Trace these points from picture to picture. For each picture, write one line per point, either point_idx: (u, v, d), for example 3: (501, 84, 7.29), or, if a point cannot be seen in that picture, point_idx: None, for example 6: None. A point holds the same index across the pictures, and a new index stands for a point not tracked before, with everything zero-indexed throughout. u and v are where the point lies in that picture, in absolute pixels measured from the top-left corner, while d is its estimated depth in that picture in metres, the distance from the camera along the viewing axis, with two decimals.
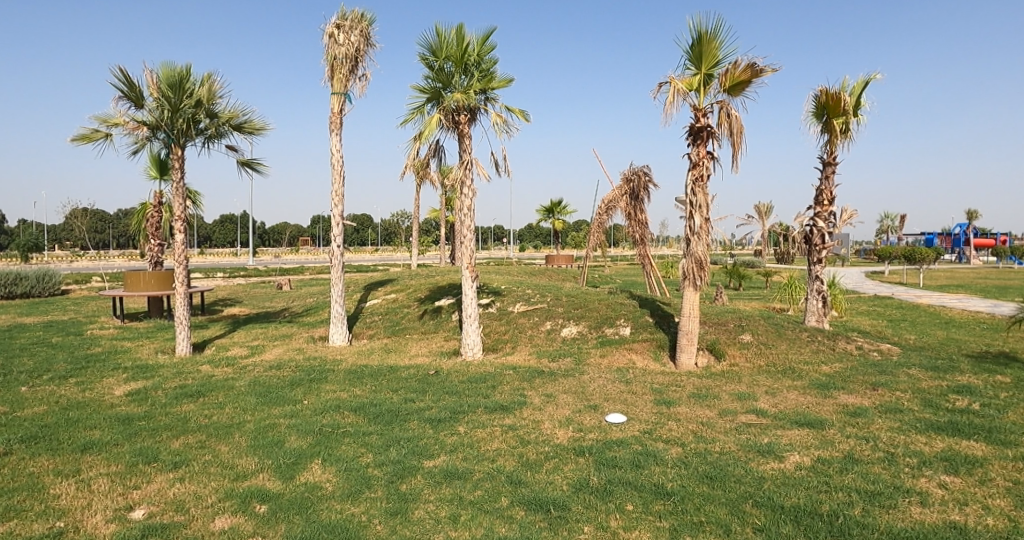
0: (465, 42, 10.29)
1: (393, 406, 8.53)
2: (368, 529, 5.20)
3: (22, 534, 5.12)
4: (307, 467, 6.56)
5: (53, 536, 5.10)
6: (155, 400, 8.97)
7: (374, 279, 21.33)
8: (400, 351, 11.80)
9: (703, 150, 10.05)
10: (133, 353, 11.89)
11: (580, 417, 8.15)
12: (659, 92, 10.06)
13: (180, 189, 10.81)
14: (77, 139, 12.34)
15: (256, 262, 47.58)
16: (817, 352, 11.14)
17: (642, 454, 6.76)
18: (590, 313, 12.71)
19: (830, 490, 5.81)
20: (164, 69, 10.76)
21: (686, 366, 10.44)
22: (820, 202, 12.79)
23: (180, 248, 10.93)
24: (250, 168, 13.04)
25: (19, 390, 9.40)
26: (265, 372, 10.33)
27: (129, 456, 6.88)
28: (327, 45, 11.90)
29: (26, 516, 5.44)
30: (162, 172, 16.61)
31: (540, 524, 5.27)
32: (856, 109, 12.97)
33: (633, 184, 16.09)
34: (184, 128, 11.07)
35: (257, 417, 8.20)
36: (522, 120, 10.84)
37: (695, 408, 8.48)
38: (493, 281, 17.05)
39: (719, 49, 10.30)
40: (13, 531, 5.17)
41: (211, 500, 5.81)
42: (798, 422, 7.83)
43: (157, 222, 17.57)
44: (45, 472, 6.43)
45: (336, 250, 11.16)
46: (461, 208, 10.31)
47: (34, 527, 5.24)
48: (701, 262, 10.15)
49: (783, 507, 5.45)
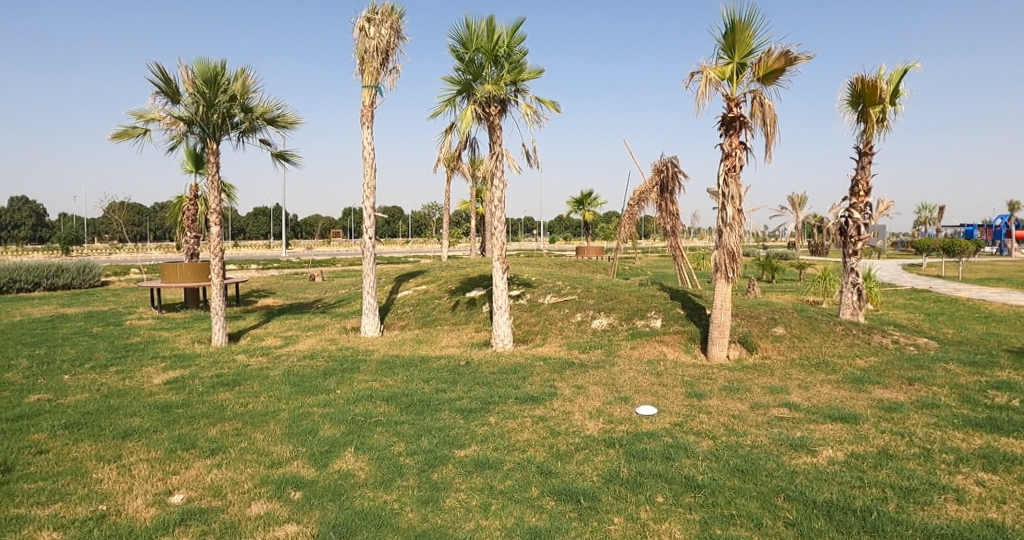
0: (495, 33, 10.24)
1: (425, 396, 8.61)
2: (401, 516, 5.28)
3: (66, 516, 5.32)
4: (340, 455, 6.67)
5: (96, 519, 5.27)
6: (192, 389, 9.20)
7: (405, 271, 21.49)
8: (432, 342, 11.87)
9: (736, 140, 9.88)
10: (171, 343, 12.17)
11: (610, 408, 8.14)
12: (690, 82, 9.91)
13: (215, 182, 10.86)
14: (115, 135, 12.59)
15: (298, 254, 51.34)
16: (852, 346, 10.93)
17: (672, 447, 6.74)
18: (620, 305, 12.62)
19: (864, 486, 5.72)
20: (199, 65, 10.91)
21: (718, 359, 10.28)
22: (856, 192, 12.40)
23: (215, 240, 11.01)
24: (284, 162, 13.17)
25: (62, 379, 9.71)
26: (299, 362, 10.49)
27: (168, 443, 7.07)
28: (357, 39, 11.97)
29: (70, 500, 5.63)
30: (197, 165, 16.93)
31: (570, 514, 5.29)
32: (893, 97, 12.66)
33: (663, 175, 15.80)
34: (219, 122, 11.26)
35: (292, 405, 8.36)
36: (553, 111, 10.68)
37: (726, 401, 8.41)
38: (523, 273, 17.03)
39: (753, 37, 10.14)
40: (58, 513, 5.37)
41: (248, 485, 5.96)
42: (832, 417, 7.71)
43: (193, 214, 17.74)
44: (88, 457, 6.65)
45: (368, 240, 11.06)
46: (493, 199, 10.26)
47: (78, 510, 5.44)
48: (734, 253, 9.97)
49: (815, 501, 5.39)
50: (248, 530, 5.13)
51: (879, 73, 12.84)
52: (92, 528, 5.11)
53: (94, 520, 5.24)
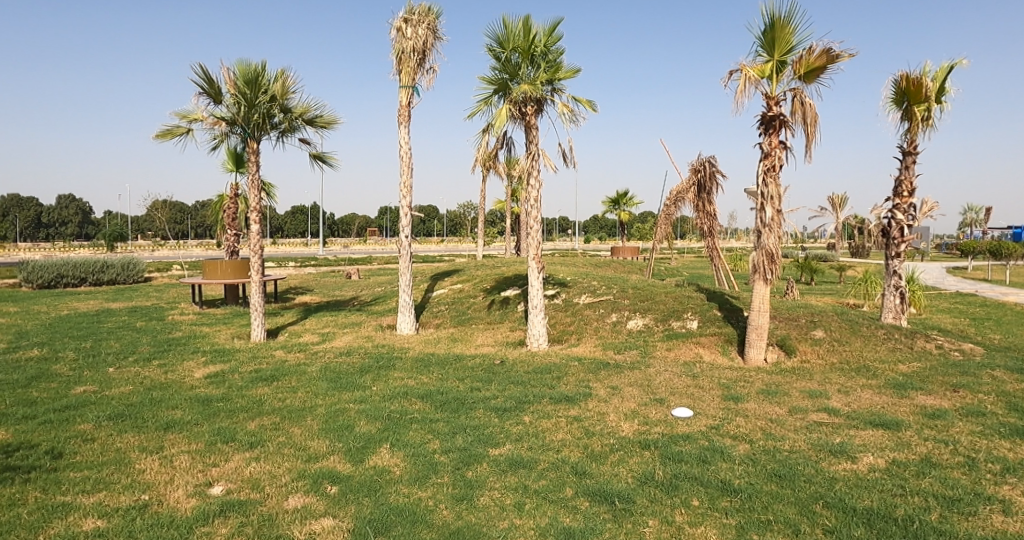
0: (532, 32, 10.23)
1: (460, 394, 8.66)
2: (435, 513, 5.32)
3: (110, 505, 5.48)
4: (375, 451, 6.75)
5: (138, 508, 5.42)
6: (232, 383, 9.41)
7: (440, 269, 21.66)
8: (467, 341, 11.93)
9: (776, 139, 9.71)
10: (212, 338, 12.46)
11: (646, 410, 8.08)
12: (729, 81, 9.78)
13: (255, 181, 11.08)
14: (160, 134, 12.93)
15: (331, 253, 48.00)
16: (894, 350, 10.65)
17: (708, 450, 6.66)
18: (656, 306, 12.51)
19: (906, 494, 5.57)
20: (240, 66, 11.14)
21: (755, 362, 10.12)
22: (900, 193, 12.08)
23: (255, 238, 11.22)
24: (321, 162, 13.36)
25: (107, 371, 10.03)
26: (336, 358, 10.65)
27: (208, 435, 7.24)
28: (395, 39, 12.08)
29: (114, 489, 5.80)
30: (238, 165, 17.30)
31: (605, 516, 5.26)
32: (939, 95, 12.30)
33: (700, 174, 15.62)
34: (259, 122, 11.49)
35: (329, 401, 8.48)
36: (590, 110, 10.63)
37: (764, 405, 8.28)
38: (558, 272, 17.01)
39: (793, 35, 9.95)
40: (103, 502, 5.54)
41: (285, 479, 6.06)
42: (873, 423, 7.52)
43: (234, 212, 18.13)
44: (131, 448, 6.85)
45: (404, 239, 11.14)
46: (529, 199, 10.26)
47: (122, 499, 5.60)
48: (773, 255, 9.80)
49: (854, 509, 5.27)
50: (286, 523, 5.22)
51: (925, 70, 12.48)
52: (135, 517, 5.25)
53: (137, 509, 5.40)
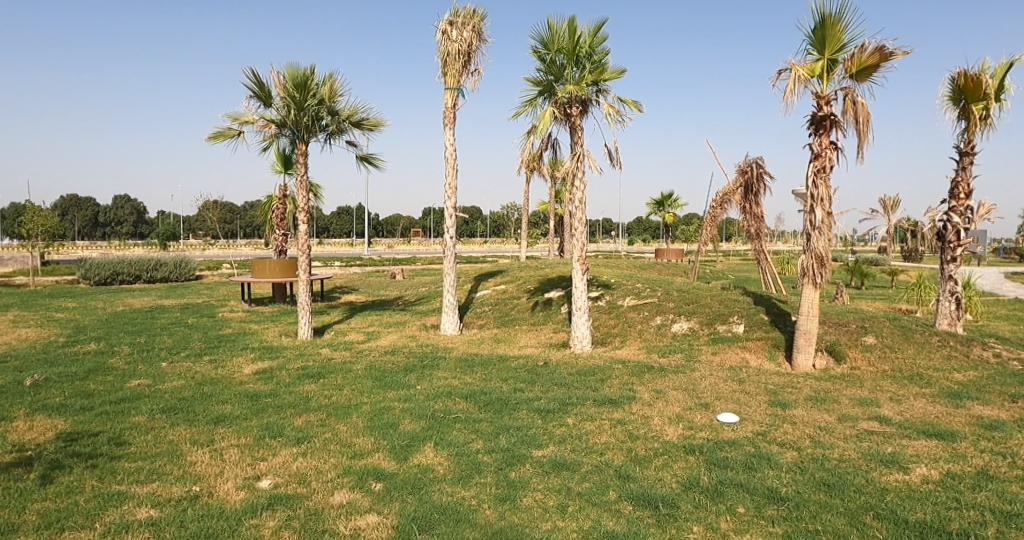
0: (577, 33, 10.23)
1: (503, 395, 8.71)
2: (478, 513, 5.37)
3: (163, 495, 5.68)
4: (419, 449, 6.84)
5: (190, 499, 5.61)
6: (280, 379, 9.65)
7: (484, 270, 21.78)
8: (510, 341, 12.00)
9: (826, 139, 9.49)
10: (260, 335, 12.81)
11: (691, 414, 8.00)
12: (779, 80, 9.61)
13: (303, 182, 11.34)
14: (212, 136, 13.34)
15: (377, 254, 48.85)
16: (949, 358, 10.28)
17: (755, 456, 6.56)
18: (702, 309, 12.35)
19: (961, 507, 5.38)
20: (290, 70, 11.42)
21: (803, 368, 9.90)
22: (956, 195, 11.67)
23: (303, 238, 11.48)
24: (368, 163, 13.58)
25: (161, 366, 10.42)
26: (381, 357, 10.84)
27: (257, 430, 7.45)
28: (440, 42, 12.22)
29: (167, 480, 6.02)
30: (287, 166, 17.74)
31: (648, 520, 5.23)
32: (999, 92, 11.83)
33: (747, 176, 15.38)
34: (308, 124, 11.76)
35: (374, 399, 8.63)
36: (635, 111, 10.56)
37: (812, 411, 8.10)
38: (602, 274, 16.94)
39: (845, 32, 9.71)
40: (156, 492, 5.75)
41: (331, 475, 6.20)
42: (927, 433, 7.28)
43: (282, 213, 18.60)
44: (183, 441, 7.09)
45: (450, 240, 11.22)
46: (573, 200, 10.26)
47: (174, 490, 5.80)
48: (823, 258, 9.58)
49: (906, 521, 5.11)
50: (332, 517, 5.33)
51: (983, 67, 12.02)
52: (186, 508, 5.43)
53: (188, 500, 5.58)
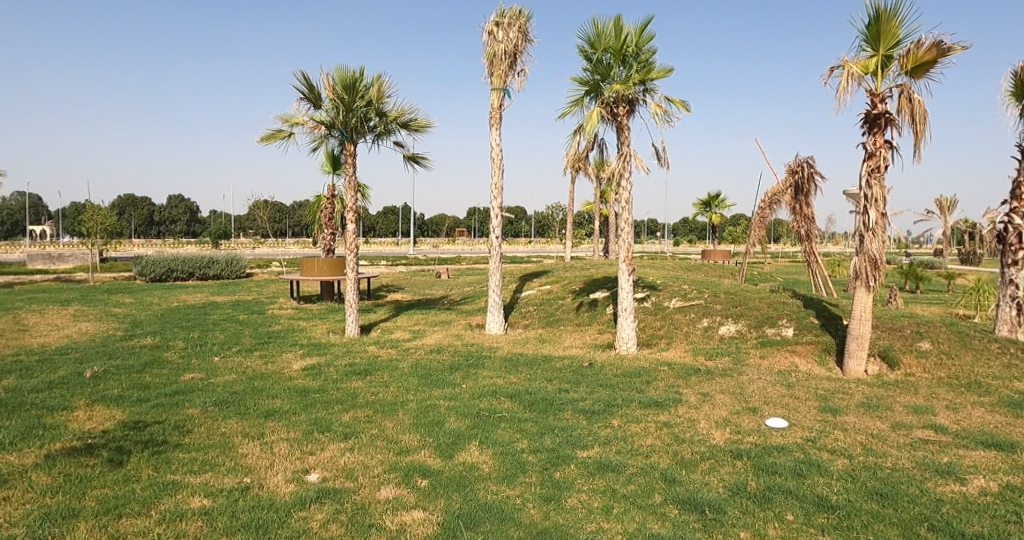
0: (623, 33, 10.19)
1: (548, 395, 8.75)
2: (523, 512, 5.42)
3: (217, 485, 5.91)
4: (465, 447, 6.94)
5: (242, 490, 5.81)
6: (328, 376, 9.90)
7: (529, 270, 21.82)
8: (555, 342, 12.03)
9: (881, 138, 9.23)
10: (308, 332, 13.14)
11: (738, 418, 7.90)
12: (830, 78, 9.40)
13: (352, 183, 11.60)
14: (264, 138, 13.74)
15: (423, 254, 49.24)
16: (1011, 367, 9.87)
17: (804, 463, 6.44)
18: (749, 312, 12.16)
19: (1022, 522, 5.19)
20: (340, 73, 11.69)
21: (855, 373, 9.65)
22: (1018, 195, 11.20)
23: (351, 238, 11.73)
24: (414, 164, 13.78)
25: (213, 360, 10.80)
26: (427, 355, 11.00)
27: (305, 425, 7.66)
28: (486, 43, 12.33)
29: (220, 470, 6.25)
30: (335, 166, 18.12)
31: (694, 525, 5.20)
32: None
33: (797, 176, 15.06)
34: (356, 126, 12.01)
35: (420, 397, 8.77)
36: (683, 110, 10.46)
37: (864, 418, 7.90)
38: (647, 275, 16.82)
39: (901, 28, 9.43)
40: (210, 482, 5.98)
41: (378, 470, 6.33)
42: (986, 444, 7.02)
43: (330, 212, 19.00)
44: (235, 433, 7.34)
45: (495, 240, 11.28)
46: (619, 200, 10.22)
47: (226, 480, 6.02)
48: (877, 260, 9.33)
49: (963, 534, 4.96)
50: (379, 512, 5.46)
51: None
52: (239, 498, 5.64)
53: (240, 491, 5.79)
